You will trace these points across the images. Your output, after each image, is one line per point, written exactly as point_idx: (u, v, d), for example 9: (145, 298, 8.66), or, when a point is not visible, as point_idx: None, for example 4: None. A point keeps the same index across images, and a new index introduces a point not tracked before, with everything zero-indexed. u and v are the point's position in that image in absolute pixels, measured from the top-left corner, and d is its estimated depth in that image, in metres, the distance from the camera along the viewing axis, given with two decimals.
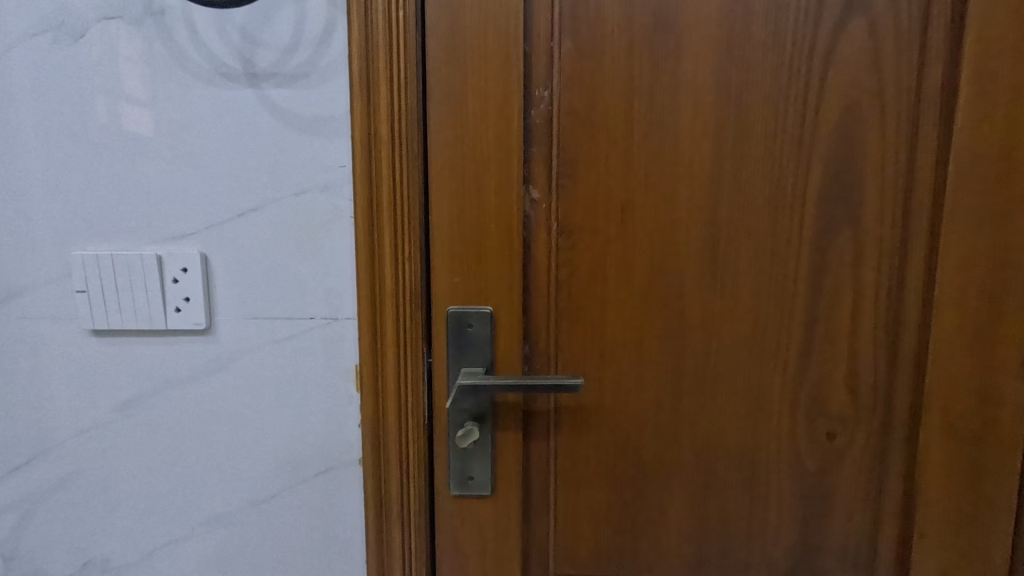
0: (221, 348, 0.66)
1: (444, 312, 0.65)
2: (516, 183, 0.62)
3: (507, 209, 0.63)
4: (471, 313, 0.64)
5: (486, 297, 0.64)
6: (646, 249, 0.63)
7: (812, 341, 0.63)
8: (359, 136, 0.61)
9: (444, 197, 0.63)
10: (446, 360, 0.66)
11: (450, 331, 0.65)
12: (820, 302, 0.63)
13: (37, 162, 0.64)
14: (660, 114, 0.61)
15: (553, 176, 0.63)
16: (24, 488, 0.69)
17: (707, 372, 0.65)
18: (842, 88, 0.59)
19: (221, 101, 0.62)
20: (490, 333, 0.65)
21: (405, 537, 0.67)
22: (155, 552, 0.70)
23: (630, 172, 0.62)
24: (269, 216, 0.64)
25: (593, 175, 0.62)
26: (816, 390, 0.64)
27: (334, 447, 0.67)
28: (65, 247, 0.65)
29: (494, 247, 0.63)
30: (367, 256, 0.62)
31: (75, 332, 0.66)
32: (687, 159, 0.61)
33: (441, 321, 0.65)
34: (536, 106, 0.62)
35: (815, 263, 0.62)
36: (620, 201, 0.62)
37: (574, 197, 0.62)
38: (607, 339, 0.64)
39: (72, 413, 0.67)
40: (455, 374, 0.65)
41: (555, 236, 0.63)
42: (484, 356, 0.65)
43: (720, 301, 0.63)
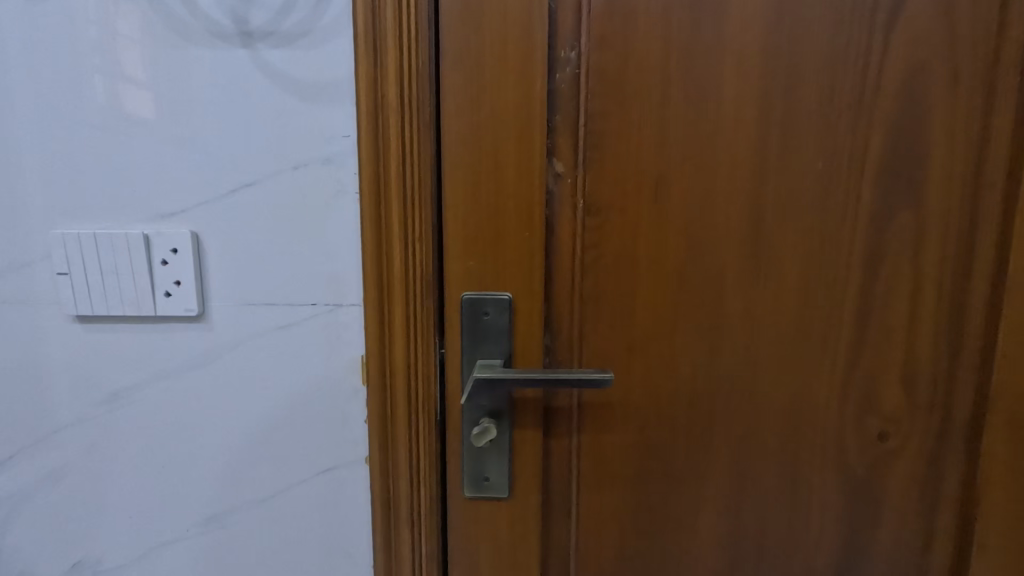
0: (215, 336, 0.61)
1: (458, 299, 0.59)
2: (538, 156, 0.56)
3: (527, 185, 0.57)
4: (487, 300, 0.59)
5: (504, 283, 0.59)
6: (681, 230, 0.57)
7: (863, 332, 0.57)
8: (364, 102, 0.55)
9: (459, 171, 0.57)
10: (460, 351, 0.60)
11: (464, 320, 0.59)
12: (875, 289, 0.57)
13: (12, 132, 0.58)
14: (702, 77, 0.54)
15: (579, 147, 0.56)
16: (6, 485, 0.64)
17: (747, 366, 0.59)
18: (907, 48, 0.53)
19: (212, 65, 0.57)
20: (508, 321, 0.59)
21: (415, 541, 0.62)
22: (147, 553, 0.65)
23: (665, 143, 0.55)
24: (266, 192, 0.58)
25: (623, 146, 0.56)
26: (867, 386, 0.58)
27: (338, 443, 0.62)
28: (46, 226, 0.59)
29: (513, 226, 0.57)
30: (373, 235, 0.56)
31: (58, 319, 0.61)
32: (730, 128, 0.55)
33: (454, 309, 0.60)
34: (561, 69, 0.55)
35: (871, 245, 0.56)
36: (654, 176, 0.56)
37: (602, 171, 0.56)
38: (637, 330, 0.59)
39: (57, 406, 0.62)
40: (469, 367, 0.60)
41: (581, 215, 0.57)
42: (501, 347, 0.59)
43: (762, 288, 0.57)
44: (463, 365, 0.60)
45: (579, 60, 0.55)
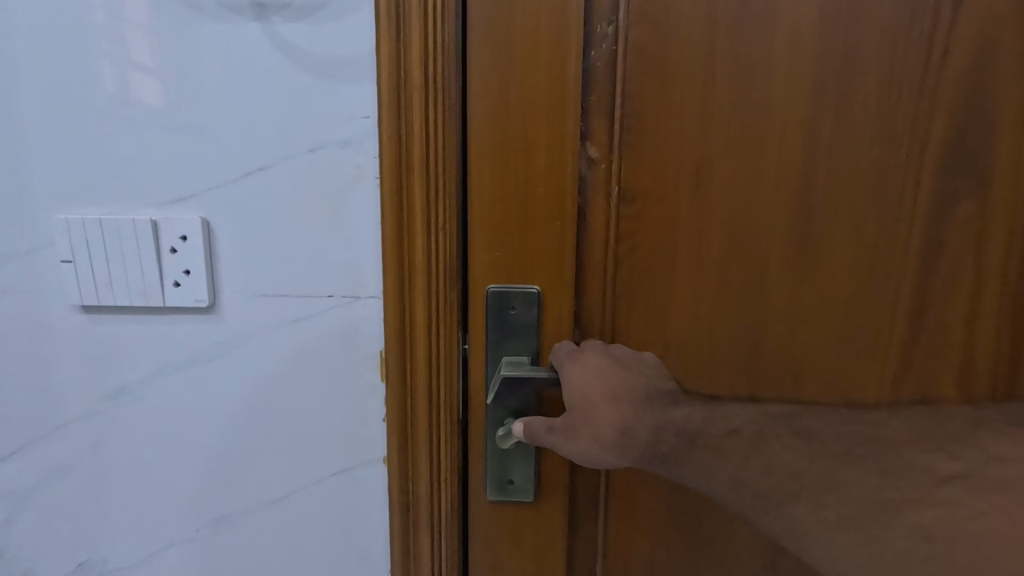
0: (227, 329, 0.57)
1: (483, 292, 0.56)
2: (571, 139, 0.52)
3: (559, 170, 0.53)
4: (514, 293, 0.55)
5: (532, 275, 0.55)
6: (724, 220, 0.53)
7: (918, 332, 0.54)
8: (386, 80, 0.51)
9: (486, 155, 0.53)
10: (485, 347, 0.57)
11: (490, 314, 0.56)
12: (932, 285, 0.53)
13: (12, 111, 0.55)
14: (751, 54, 0.50)
15: (615, 130, 0.53)
16: (10, 481, 0.61)
17: (790, 366, 0.55)
18: (978, 23, 0.48)
19: (223, 39, 0.53)
20: (536, 316, 0.56)
21: (435, 546, 0.59)
22: (156, 554, 0.63)
23: (709, 125, 0.51)
24: (281, 177, 0.55)
25: (663, 129, 0.52)
26: (919, 388, 0.54)
27: (355, 443, 0.59)
28: (48, 211, 0.56)
29: (544, 215, 0.54)
30: (393, 222, 0.53)
31: (62, 309, 0.58)
32: (779, 110, 0.51)
33: (479, 303, 0.56)
34: (597, 45, 0.52)
35: (929, 238, 0.52)
36: (695, 162, 0.52)
37: (639, 156, 0.53)
38: (673, 326, 0.55)
39: (61, 400, 0.59)
40: (495, 364, 0.57)
41: (616, 203, 0.54)
42: (529, 343, 0.56)
43: (810, 283, 0.53)
44: (487, 361, 0.57)
45: (617, 35, 0.51)
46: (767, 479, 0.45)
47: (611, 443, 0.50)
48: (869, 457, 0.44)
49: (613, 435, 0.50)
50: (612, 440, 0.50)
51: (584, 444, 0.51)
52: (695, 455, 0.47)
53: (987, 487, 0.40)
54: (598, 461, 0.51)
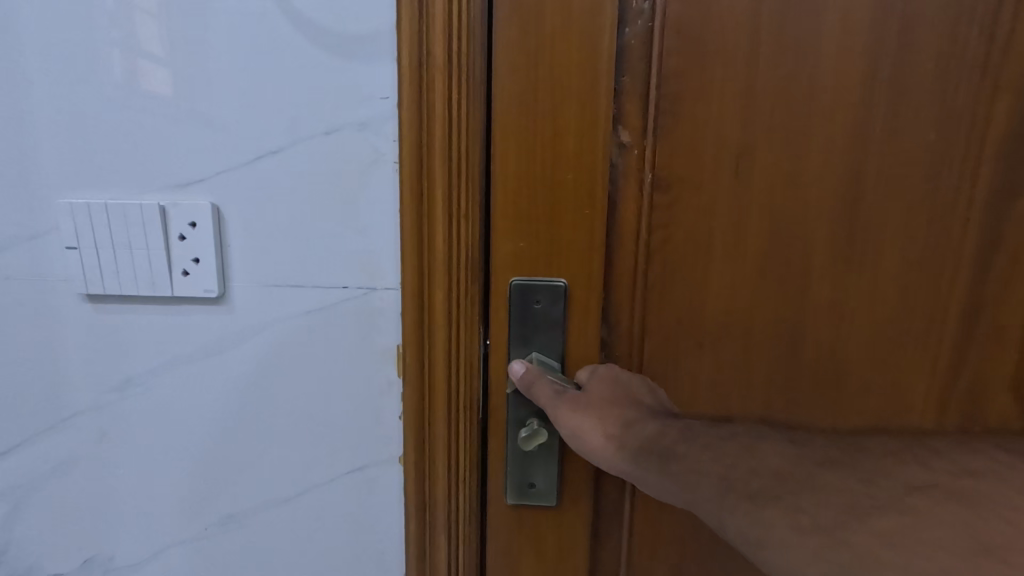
0: (237, 320, 0.55)
1: (505, 285, 0.53)
2: (602, 122, 0.49)
3: (589, 156, 0.50)
4: (538, 287, 0.52)
5: (558, 268, 0.52)
6: (764, 210, 0.50)
7: (970, 331, 0.50)
8: (407, 57, 0.48)
9: (511, 139, 0.50)
10: (507, 343, 0.54)
11: (512, 308, 0.53)
12: (988, 281, 0.49)
13: (12, 89, 0.52)
14: (799, 31, 0.47)
15: (650, 113, 0.49)
16: (14, 475, 0.59)
17: (831, 367, 0.52)
18: None
19: (233, 13, 0.50)
20: (561, 311, 0.53)
21: (451, 548, 0.57)
22: (163, 552, 0.61)
23: (751, 108, 0.48)
24: (294, 161, 0.52)
25: (702, 111, 0.49)
26: (969, 391, 0.52)
27: (370, 441, 0.56)
28: (52, 195, 0.54)
29: (572, 204, 0.51)
30: (413, 210, 0.50)
31: (67, 298, 0.55)
32: (828, 91, 0.47)
33: (501, 296, 0.53)
34: (632, 21, 0.48)
35: (988, 232, 0.49)
36: (735, 148, 0.49)
37: (675, 141, 0.49)
38: (708, 323, 0.52)
39: (65, 393, 0.57)
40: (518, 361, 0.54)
41: (649, 192, 0.50)
42: (553, 340, 0.53)
43: (856, 278, 0.50)
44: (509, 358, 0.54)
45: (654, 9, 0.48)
46: (757, 479, 0.40)
47: (613, 435, 0.48)
48: (847, 464, 0.39)
49: (617, 425, 0.48)
50: (615, 429, 0.48)
51: (578, 422, 0.49)
52: (693, 452, 0.44)
53: (951, 497, 0.35)
54: (588, 446, 0.49)
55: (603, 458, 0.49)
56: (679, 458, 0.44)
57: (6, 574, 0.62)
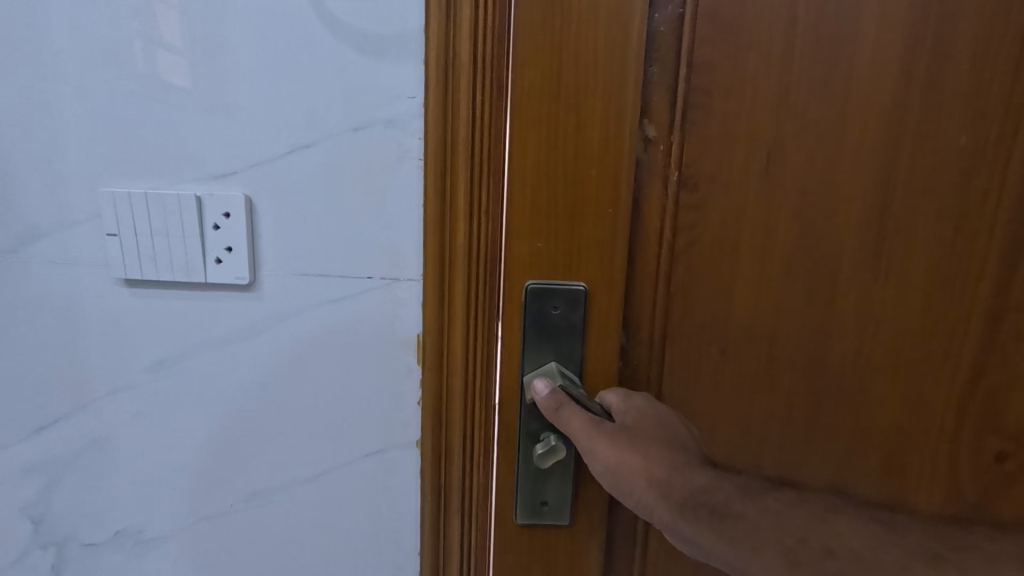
0: (267, 308, 0.58)
1: (522, 287, 0.54)
2: (630, 122, 0.51)
3: (613, 158, 0.51)
4: (553, 290, 0.53)
5: (577, 269, 0.54)
6: (792, 220, 0.51)
7: (992, 341, 0.52)
8: (434, 58, 0.51)
9: (534, 140, 0.51)
10: (522, 350, 0.55)
11: (527, 314, 0.54)
12: (1012, 292, 0.51)
13: (56, 82, 0.55)
14: (831, 29, 0.48)
15: (675, 114, 0.51)
16: (53, 449, 0.62)
17: (853, 376, 0.54)
18: None
19: (269, 12, 0.52)
20: (574, 316, 0.54)
21: (466, 529, 0.59)
22: (192, 526, 0.64)
23: (779, 114, 0.50)
24: (323, 156, 0.54)
25: (729, 116, 0.50)
26: (990, 397, 0.53)
27: (389, 425, 0.59)
28: (94, 184, 0.56)
29: (594, 206, 0.52)
30: (437, 204, 0.52)
31: (106, 283, 0.58)
32: (857, 101, 0.49)
33: (515, 296, 0.54)
34: (663, 7, 0.49)
35: (1014, 238, 0.50)
36: (761, 153, 0.51)
37: (697, 144, 0.51)
38: (733, 321, 0.54)
39: (103, 373, 0.60)
40: (532, 375, 0.55)
41: (674, 189, 0.52)
42: (573, 348, 0.55)
43: (882, 282, 0.52)
44: (524, 370, 0.56)
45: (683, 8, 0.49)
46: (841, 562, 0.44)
47: (658, 479, 0.50)
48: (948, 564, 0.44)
49: (664, 469, 0.50)
50: (662, 474, 0.50)
51: (622, 460, 0.51)
52: (752, 512, 0.48)
53: None
54: (630, 483, 0.50)
55: (644, 502, 0.50)
56: (735, 520, 0.47)
57: (43, 543, 0.65)
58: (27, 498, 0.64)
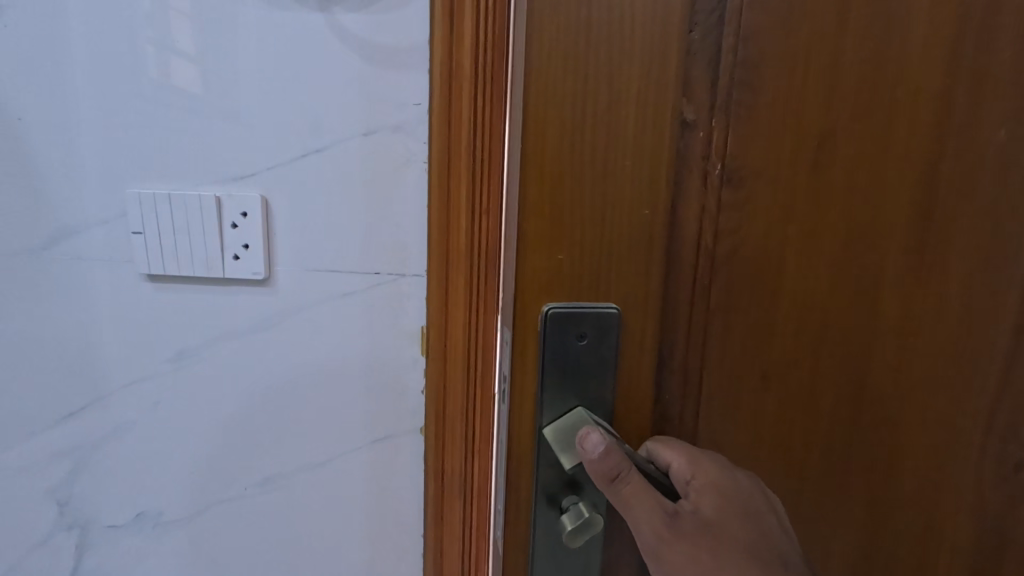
0: (281, 301, 0.61)
1: (537, 314, 0.36)
2: (661, 77, 0.33)
3: (651, 135, 0.34)
4: (586, 314, 0.36)
5: (610, 288, 0.36)
6: (846, 212, 0.36)
7: None
8: (438, 68, 0.55)
9: (558, 109, 0.33)
10: (538, 399, 0.37)
11: (545, 344, 0.36)
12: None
13: (85, 91, 0.59)
14: None
15: (722, 70, 0.34)
16: (77, 435, 0.66)
17: (900, 410, 0.39)
18: None
19: (285, 25, 0.56)
20: (613, 346, 0.37)
21: (466, 513, 0.63)
22: (207, 509, 0.67)
23: (840, 60, 0.34)
24: (335, 160, 0.58)
25: (786, 73, 0.34)
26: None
27: (395, 413, 0.63)
28: (120, 185, 0.60)
29: (628, 203, 0.34)
30: (442, 205, 0.57)
31: (130, 278, 0.62)
32: (924, 41, 0.34)
33: (530, 330, 0.37)
34: None
35: None
36: (811, 127, 0.34)
37: (757, 118, 0.34)
38: (776, 362, 0.37)
39: (125, 363, 0.64)
40: (557, 428, 0.37)
41: (715, 188, 0.35)
42: (603, 390, 0.37)
43: (933, 283, 0.37)
44: (541, 421, 0.37)
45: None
46: None
47: None
48: None
49: None
50: None
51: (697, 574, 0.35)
52: None
53: None
54: None
55: None
56: None
57: (67, 524, 0.68)
58: (51, 483, 0.67)
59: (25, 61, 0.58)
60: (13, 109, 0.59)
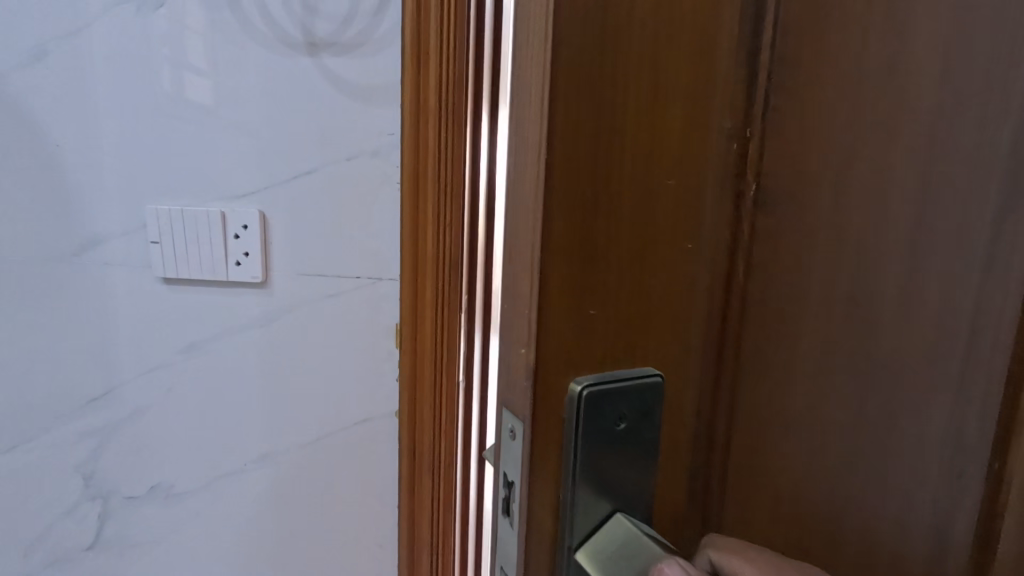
0: (276, 301, 0.71)
1: (565, 390, 0.29)
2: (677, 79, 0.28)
3: (688, 154, 0.29)
4: (620, 393, 0.30)
5: (644, 340, 0.30)
6: None
7: None
8: (409, 104, 0.65)
9: (589, 121, 0.26)
10: (568, 510, 0.30)
11: (580, 430, 0.29)
12: None
13: (112, 122, 0.69)
14: None
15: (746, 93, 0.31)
16: (101, 417, 0.76)
17: None
18: None
19: (280, 68, 0.67)
20: (647, 427, 0.31)
21: (435, 486, 0.72)
22: (212, 482, 0.77)
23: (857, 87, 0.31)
24: (322, 180, 0.68)
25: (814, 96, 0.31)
26: None
27: (374, 398, 0.73)
28: (139, 202, 0.71)
29: (663, 241, 0.29)
30: (412, 219, 0.67)
31: (147, 281, 0.72)
32: None
33: (554, 416, 0.29)
34: None
35: None
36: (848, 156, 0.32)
37: (788, 135, 0.31)
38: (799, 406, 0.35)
39: (142, 354, 0.74)
40: (595, 546, 0.30)
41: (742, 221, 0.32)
42: (638, 478, 0.32)
43: None
44: (570, 538, 0.30)
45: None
46: None
47: None
48: None
49: None
50: None
51: None
52: None
53: None
54: None
55: None
56: None
57: (91, 495, 0.78)
58: (78, 459, 0.77)
59: (63, 98, 0.69)
60: (52, 137, 0.70)
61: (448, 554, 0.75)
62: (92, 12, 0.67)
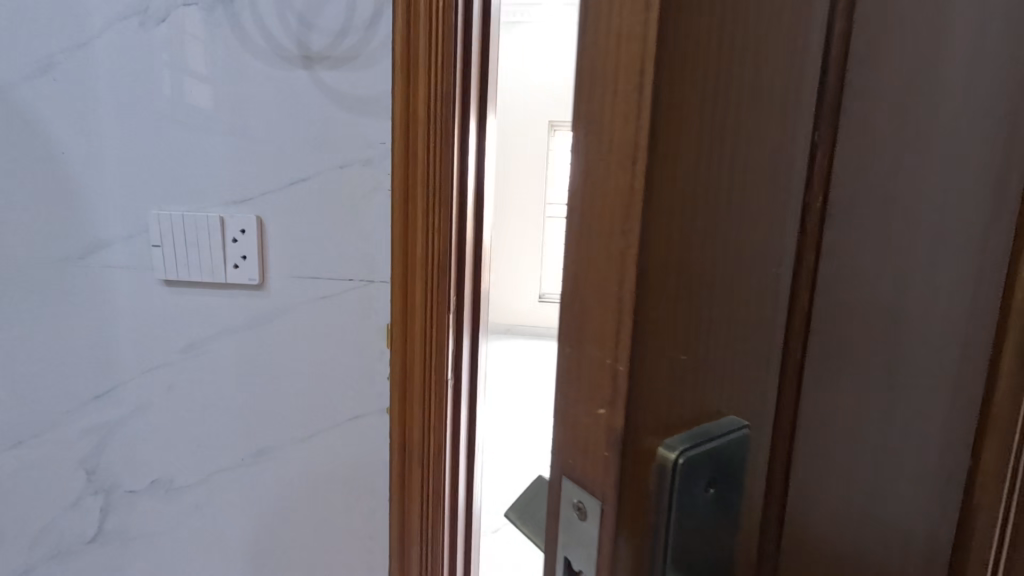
0: (272, 302, 0.74)
1: (656, 458, 0.24)
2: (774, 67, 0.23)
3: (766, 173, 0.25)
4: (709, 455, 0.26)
5: (735, 380, 0.26)
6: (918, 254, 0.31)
7: None
8: (399, 115, 0.69)
9: (683, 123, 0.22)
10: None
11: (670, 511, 0.25)
12: None
13: (117, 131, 0.73)
14: None
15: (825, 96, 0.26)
16: (104, 414, 0.79)
17: None
18: None
19: (277, 80, 0.70)
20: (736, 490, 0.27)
21: (424, 477, 0.76)
22: (211, 476, 0.80)
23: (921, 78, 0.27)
24: (317, 187, 0.71)
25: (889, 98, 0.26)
26: None
27: (366, 395, 0.76)
28: (141, 207, 0.74)
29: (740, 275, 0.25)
30: (402, 224, 0.70)
31: (149, 283, 0.75)
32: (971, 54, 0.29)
33: (641, 485, 0.24)
34: None
35: None
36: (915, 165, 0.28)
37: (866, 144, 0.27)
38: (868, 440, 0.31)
39: (144, 353, 0.78)
40: None
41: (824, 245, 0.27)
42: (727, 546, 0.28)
43: None
44: None
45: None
46: None
47: None
48: None
49: None
50: None
51: None
52: None
53: None
54: None
55: None
56: None
57: (93, 489, 0.81)
58: (82, 454, 0.80)
59: (69, 108, 0.72)
60: (60, 145, 0.73)
61: (437, 541, 0.78)
62: (97, 25, 0.70)
